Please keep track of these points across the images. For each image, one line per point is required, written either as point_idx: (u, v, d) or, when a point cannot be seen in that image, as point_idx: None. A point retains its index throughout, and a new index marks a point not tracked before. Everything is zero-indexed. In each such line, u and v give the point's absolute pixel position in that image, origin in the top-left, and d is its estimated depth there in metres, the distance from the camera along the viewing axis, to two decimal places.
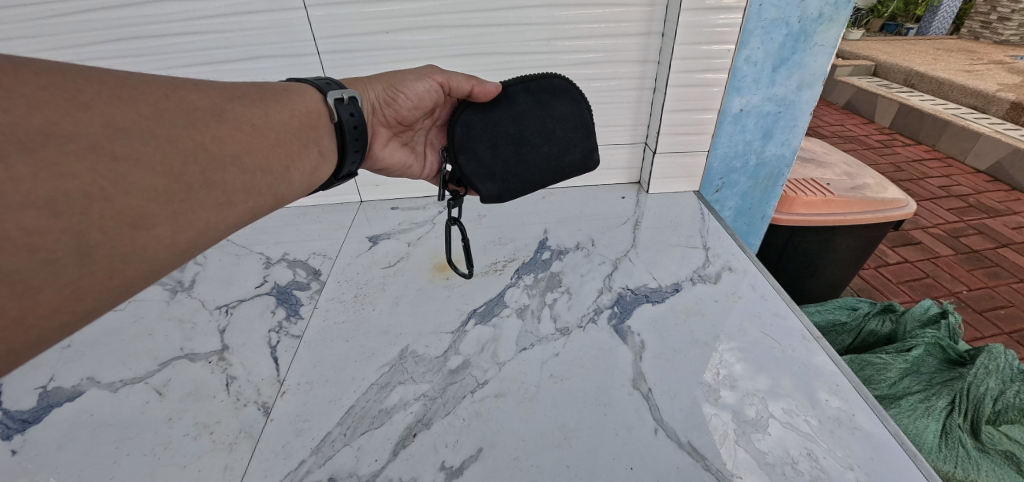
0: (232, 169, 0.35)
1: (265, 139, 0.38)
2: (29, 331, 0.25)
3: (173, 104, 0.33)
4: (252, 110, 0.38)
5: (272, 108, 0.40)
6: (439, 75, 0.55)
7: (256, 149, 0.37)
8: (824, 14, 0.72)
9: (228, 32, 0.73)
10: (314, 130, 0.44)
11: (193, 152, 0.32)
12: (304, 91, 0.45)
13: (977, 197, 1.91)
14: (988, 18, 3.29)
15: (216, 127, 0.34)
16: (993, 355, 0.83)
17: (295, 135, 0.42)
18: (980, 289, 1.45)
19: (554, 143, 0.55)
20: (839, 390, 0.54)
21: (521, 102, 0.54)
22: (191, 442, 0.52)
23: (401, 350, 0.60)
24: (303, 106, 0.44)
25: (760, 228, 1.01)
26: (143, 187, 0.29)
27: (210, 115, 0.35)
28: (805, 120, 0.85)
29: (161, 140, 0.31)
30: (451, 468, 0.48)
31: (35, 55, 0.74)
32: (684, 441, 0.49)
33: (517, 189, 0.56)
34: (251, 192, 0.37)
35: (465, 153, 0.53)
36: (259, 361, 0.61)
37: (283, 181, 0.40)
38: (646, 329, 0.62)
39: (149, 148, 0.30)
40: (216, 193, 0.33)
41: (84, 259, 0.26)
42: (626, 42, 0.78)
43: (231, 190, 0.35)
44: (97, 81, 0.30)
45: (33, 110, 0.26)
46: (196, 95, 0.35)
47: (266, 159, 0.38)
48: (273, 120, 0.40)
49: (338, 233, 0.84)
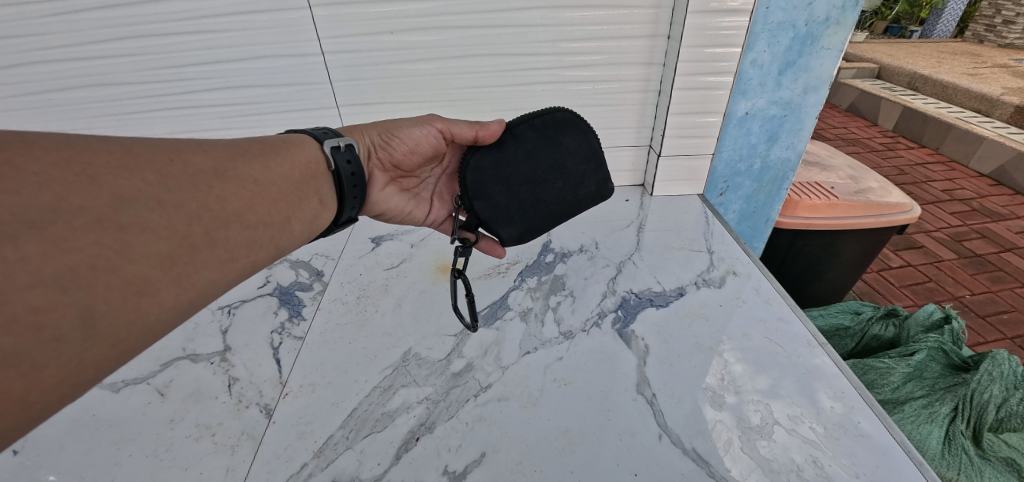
0: (235, 226, 0.35)
1: (266, 193, 0.38)
2: (29, 408, 0.24)
3: (178, 168, 0.32)
4: (253, 166, 0.38)
5: (273, 162, 0.40)
6: (440, 123, 0.56)
7: (258, 204, 0.37)
8: (831, 17, 0.72)
9: (232, 32, 0.72)
10: (314, 180, 0.44)
11: (196, 214, 0.32)
12: (302, 143, 0.45)
13: (980, 201, 1.91)
14: (991, 22, 3.29)
15: (219, 187, 0.34)
16: (998, 360, 0.83)
17: (296, 187, 0.41)
18: (983, 294, 1.45)
19: (569, 181, 0.54)
20: (844, 396, 0.53)
21: (529, 140, 0.53)
22: (192, 444, 0.51)
23: (404, 353, 0.60)
24: (304, 156, 0.44)
25: (763, 232, 1.01)
26: (147, 254, 0.28)
27: (213, 175, 0.34)
28: (810, 124, 0.84)
29: (167, 206, 0.30)
30: (454, 472, 0.47)
31: (39, 52, 0.73)
32: (688, 448, 0.49)
33: (538, 228, 0.56)
34: (253, 246, 0.36)
35: (480, 200, 0.53)
36: (262, 363, 0.60)
37: (284, 233, 0.40)
38: (649, 334, 0.62)
39: (154, 215, 0.29)
40: (219, 251, 0.33)
41: (89, 332, 0.26)
42: (632, 45, 0.78)
43: (234, 246, 0.34)
44: (104, 152, 0.30)
45: (42, 186, 0.26)
46: (198, 156, 0.35)
47: (268, 212, 0.38)
48: (274, 173, 0.40)
49: (341, 234, 0.84)
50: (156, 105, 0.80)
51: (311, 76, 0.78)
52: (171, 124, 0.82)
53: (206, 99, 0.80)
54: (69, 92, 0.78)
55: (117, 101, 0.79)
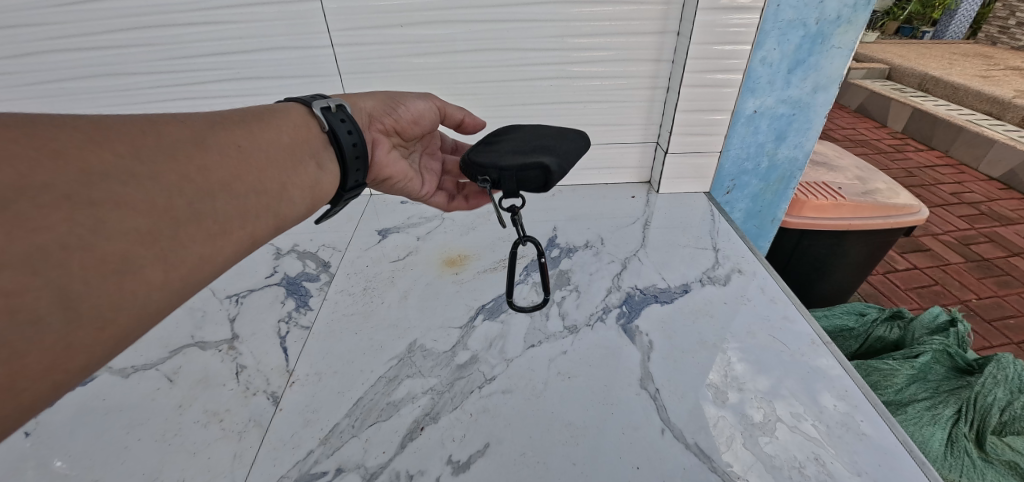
0: (223, 196, 0.34)
1: (253, 161, 0.38)
2: (16, 396, 0.23)
3: (154, 140, 0.32)
4: (237, 135, 0.38)
5: (258, 131, 0.40)
6: (438, 100, 0.59)
7: (245, 173, 0.37)
8: (842, 16, 0.71)
9: (242, 23, 0.73)
10: (305, 146, 0.44)
11: (180, 184, 0.31)
12: (288, 112, 0.45)
13: (988, 205, 1.89)
14: (1006, 23, 3.23)
15: (202, 157, 0.34)
16: (1002, 364, 0.82)
17: (286, 153, 0.41)
18: (990, 298, 1.44)
19: (551, 134, 0.55)
20: (846, 395, 0.53)
21: (504, 139, 0.55)
22: (201, 429, 0.52)
23: (409, 344, 0.61)
24: (292, 122, 0.44)
25: (769, 231, 1.00)
26: (125, 230, 0.27)
27: (194, 146, 0.34)
28: (819, 123, 0.84)
29: (148, 176, 0.30)
30: (458, 462, 0.48)
31: (53, 41, 0.74)
32: (690, 442, 0.49)
33: (565, 158, 0.50)
34: (246, 217, 0.36)
35: (499, 158, 0.49)
36: (269, 351, 0.61)
37: (280, 201, 0.39)
38: (654, 329, 0.62)
39: (131, 188, 0.29)
40: (209, 223, 0.33)
41: (72, 312, 0.25)
42: (640, 41, 0.78)
43: (224, 218, 0.34)
44: (68, 127, 0.29)
45: (4, 164, 0.25)
46: (174, 129, 0.34)
47: (258, 177, 0.38)
48: (261, 141, 0.40)
49: (348, 225, 0.85)
50: (166, 96, 0.81)
51: (320, 68, 0.78)
52: (181, 115, 0.83)
53: (214, 89, 0.80)
54: (81, 81, 0.79)
55: (129, 90, 0.80)
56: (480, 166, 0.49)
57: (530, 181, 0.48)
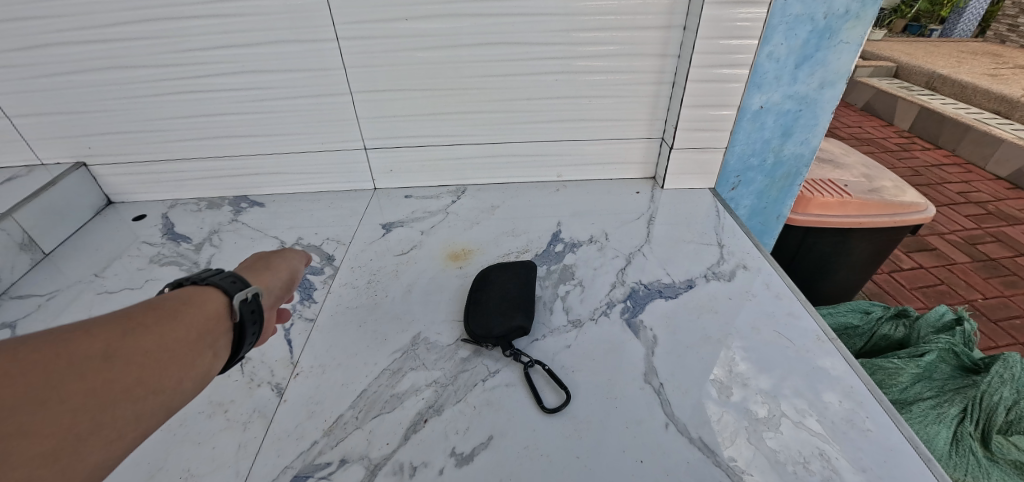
0: (109, 415, 0.30)
1: (153, 367, 0.33)
2: None
3: (43, 364, 0.28)
4: (142, 338, 0.33)
5: (168, 325, 0.35)
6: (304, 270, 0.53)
7: (139, 384, 0.32)
8: (851, 11, 0.71)
9: (247, 16, 0.73)
10: (215, 334, 0.37)
11: (57, 416, 0.27)
12: (205, 295, 0.39)
13: (995, 205, 1.88)
14: (1014, 21, 3.20)
15: (92, 378, 0.30)
16: (1009, 363, 0.81)
17: (194, 345, 0.36)
18: (996, 297, 1.43)
19: (517, 281, 0.64)
20: (852, 392, 0.53)
21: (479, 288, 0.63)
22: (206, 420, 0.52)
23: (413, 337, 0.61)
24: (204, 311, 0.38)
25: (774, 229, 1.00)
26: (14, 459, 0.25)
27: (84, 366, 0.30)
28: (826, 119, 0.83)
29: (48, 403, 0.27)
30: (461, 454, 0.48)
31: (58, 33, 0.74)
32: (694, 437, 0.49)
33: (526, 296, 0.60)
34: (138, 424, 0.31)
35: (490, 326, 0.57)
36: (273, 343, 0.61)
37: (177, 398, 0.34)
38: (658, 324, 0.62)
39: (34, 417, 0.26)
40: (93, 441, 0.29)
41: None
42: (646, 35, 0.77)
43: (105, 439, 0.29)
44: None
45: None
46: (70, 346, 0.30)
47: (150, 382, 0.32)
48: (170, 339, 0.34)
49: (352, 220, 0.85)
50: (171, 89, 0.81)
51: (324, 62, 0.78)
52: (186, 109, 0.83)
53: (219, 82, 0.80)
54: (87, 74, 0.79)
55: (134, 83, 0.80)
56: (479, 338, 0.57)
57: (514, 333, 0.57)
